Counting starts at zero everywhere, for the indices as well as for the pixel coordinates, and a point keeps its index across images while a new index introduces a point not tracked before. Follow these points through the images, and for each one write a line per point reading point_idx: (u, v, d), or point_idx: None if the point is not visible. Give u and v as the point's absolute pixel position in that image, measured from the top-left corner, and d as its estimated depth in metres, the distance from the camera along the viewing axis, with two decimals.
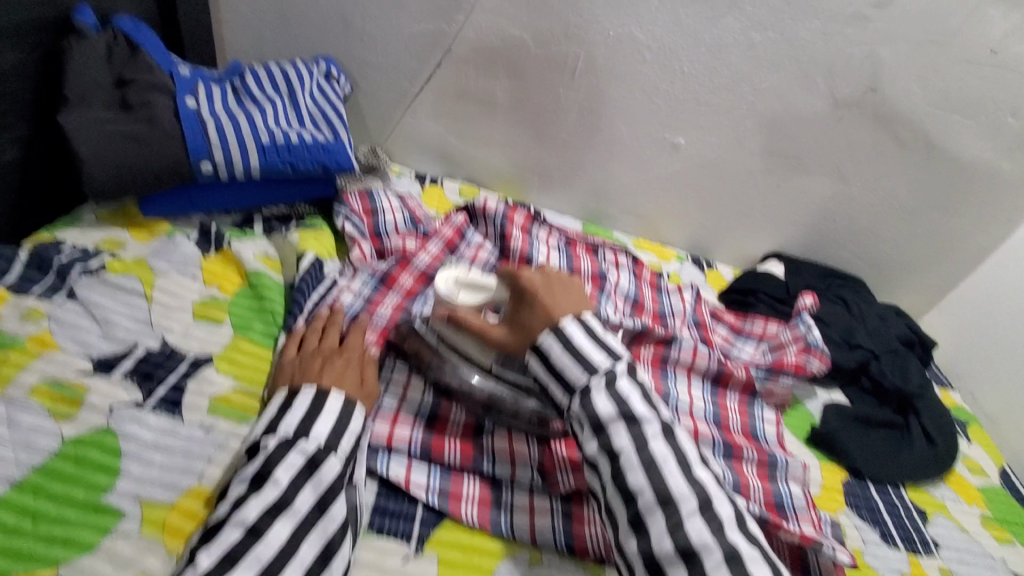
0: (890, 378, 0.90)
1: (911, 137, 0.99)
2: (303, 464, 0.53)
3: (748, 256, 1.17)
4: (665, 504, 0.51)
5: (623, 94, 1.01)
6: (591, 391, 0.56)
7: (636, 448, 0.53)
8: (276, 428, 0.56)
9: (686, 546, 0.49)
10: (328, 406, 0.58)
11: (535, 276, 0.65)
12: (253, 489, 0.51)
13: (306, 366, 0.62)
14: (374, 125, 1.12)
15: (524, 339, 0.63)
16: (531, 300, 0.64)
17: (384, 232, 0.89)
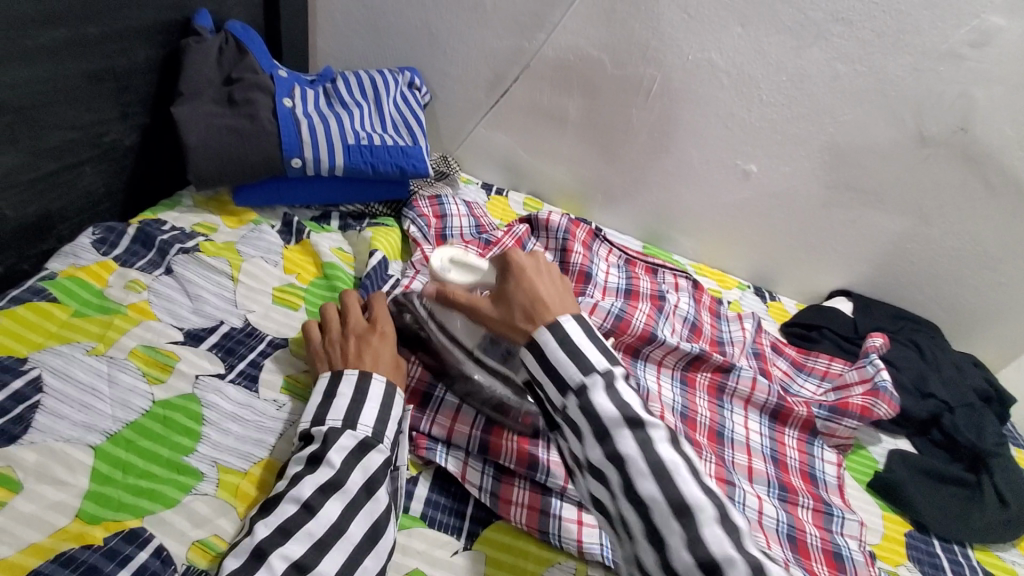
0: (963, 434, 0.85)
1: (1005, 181, 0.93)
2: (353, 446, 0.55)
3: (813, 291, 1.14)
4: (660, 480, 0.47)
5: (697, 118, 1.01)
6: (588, 390, 0.50)
7: (643, 455, 0.48)
8: (324, 416, 0.57)
9: (707, 559, 0.44)
10: (372, 393, 0.59)
11: (525, 256, 0.60)
12: (309, 468, 0.54)
13: (341, 350, 0.63)
14: (448, 135, 1.17)
15: (509, 318, 0.58)
16: (518, 275, 0.58)
17: (449, 235, 0.93)
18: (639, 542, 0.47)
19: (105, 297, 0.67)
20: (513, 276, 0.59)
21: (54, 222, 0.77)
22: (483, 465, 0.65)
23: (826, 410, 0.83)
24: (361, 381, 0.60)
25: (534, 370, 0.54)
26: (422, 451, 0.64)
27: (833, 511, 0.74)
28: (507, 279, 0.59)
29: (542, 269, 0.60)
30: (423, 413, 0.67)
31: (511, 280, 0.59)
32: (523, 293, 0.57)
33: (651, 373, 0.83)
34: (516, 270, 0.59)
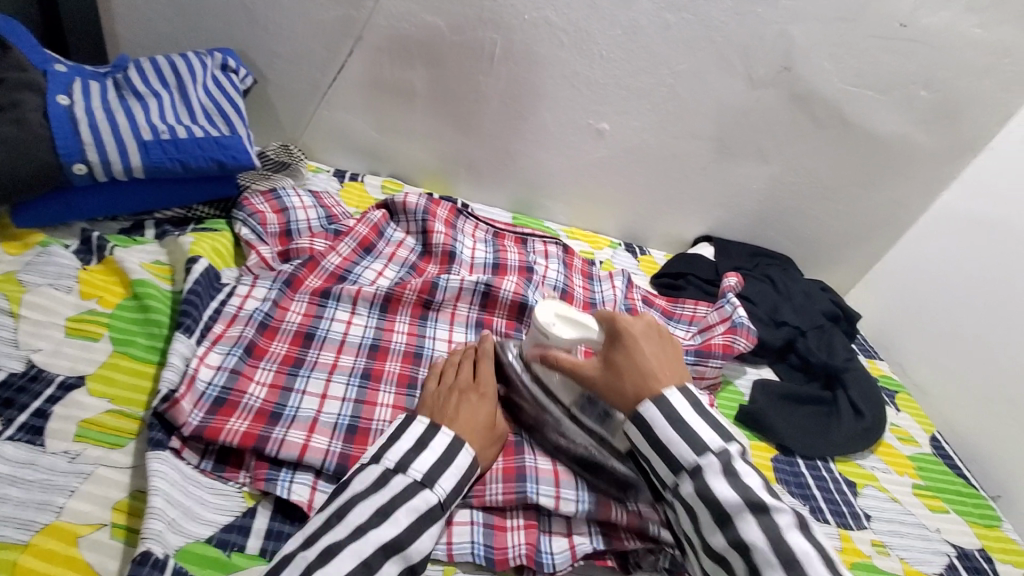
0: (816, 355, 0.91)
1: (827, 115, 1.00)
2: (424, 510, 0.51)
3: (679, 240, 1.18)
4: (754, 509, 0.49)
5: (544, 80, 0.99)
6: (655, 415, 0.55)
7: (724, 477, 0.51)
8: (407, 466, 0.53)
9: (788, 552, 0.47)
10: (458, 461, 0.55)
11: (637, 325, 0.62)
12: (374, 522, 0.49)
13: (441, 402, 0.61)
14: (289, 120, 1.07)
15: (615, 380, 0.59)
16: (625, 343, 0.60)
17: (295, 230, 0.84)
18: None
19: None
20: (622, 344, 0.60)
21: None
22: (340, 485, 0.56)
23: (693, 354, 0.84)
24: (455, 442, 0.56)
25: (639, 444, 0.56)
26: (262, 478, 0.54)
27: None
28: (617, 346, 0.61)
29: (651, 335, 0.62)
30: (274, 427, 0.57)
31: (621, 348, 0.60)
32: (635, 364, 0.59)
33: None
34: (626, 337, 0.61)
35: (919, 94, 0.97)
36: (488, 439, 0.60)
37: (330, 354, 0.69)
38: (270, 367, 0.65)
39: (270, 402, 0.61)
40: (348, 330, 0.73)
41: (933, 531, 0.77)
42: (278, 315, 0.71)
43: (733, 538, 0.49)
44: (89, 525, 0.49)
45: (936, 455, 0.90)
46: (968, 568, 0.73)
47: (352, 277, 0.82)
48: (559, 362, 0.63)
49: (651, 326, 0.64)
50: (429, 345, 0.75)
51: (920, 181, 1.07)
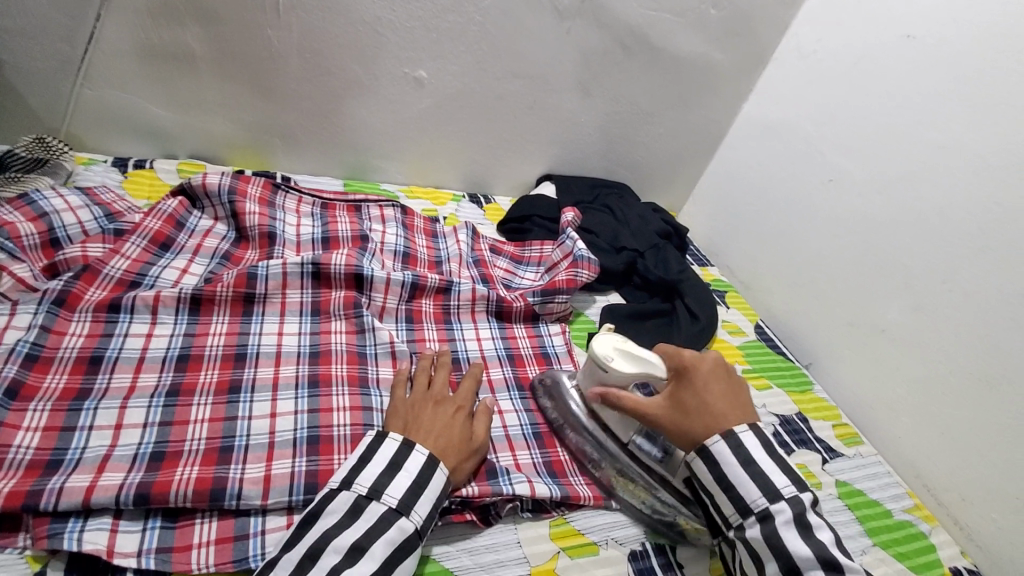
0: (653, 271, 0.98)
1: (634, 41, 1.03)
2: (400, 543, 0.49)
3: (522, 183, 1.18)
4: (785, 500, 0.53)
5: (344, 29, 0.90)
6: (747, 483, 0.55)
7: (764, 481, 0.54)
8: (381, 491, 0.51)
9: (817, 541, 0.51)
10: (433, 483, 0.53)
11: (705, 365, 0.60)
12: (348, 561, 0.47)
13: (417, 411, 0.59)
14: (39, 106, 0.87)
15: (688, 420, 0.58)
16: (696, 382, 0.59)
17: (64, 238, 0.70)
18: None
19: None
20: (690, 385, 0.59)
21: None
22: (145, 521, 0.50)
23: (539, 294, 0.86)
24: (430, 461, 0.54)
25: (702, 476, 0.57)
26: (42, 540, 0.46)
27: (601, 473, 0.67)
28: (685, 385, 0.60)
29: (719, 375, 0.60)
30: (49, 478, 0.49)
31: (691, 389, 0.59)
32: (702, 401, 0.58)
33: None
34: (694, 378, 0.60)
35: (709, 13, 1.04)
36: (466, 451, 0.58)
37: (126, 376, 0.59)
38: (42, 407, 0.54)
39: (45, 450, 0.51)
40: (149, 344, 0.63)
41: (760, 406, 0.87)
42: (53, 344, 0.60)
43: (766, 529, 0.53)
44: None
45: (760, 340, 1.03)
46: (789, 432, 0.85)
47: (149, 281, 0.70)
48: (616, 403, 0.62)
49: (722, 369, 0.61)
50: (255, 339, 0.68)
51: (721, 96, 1.16)
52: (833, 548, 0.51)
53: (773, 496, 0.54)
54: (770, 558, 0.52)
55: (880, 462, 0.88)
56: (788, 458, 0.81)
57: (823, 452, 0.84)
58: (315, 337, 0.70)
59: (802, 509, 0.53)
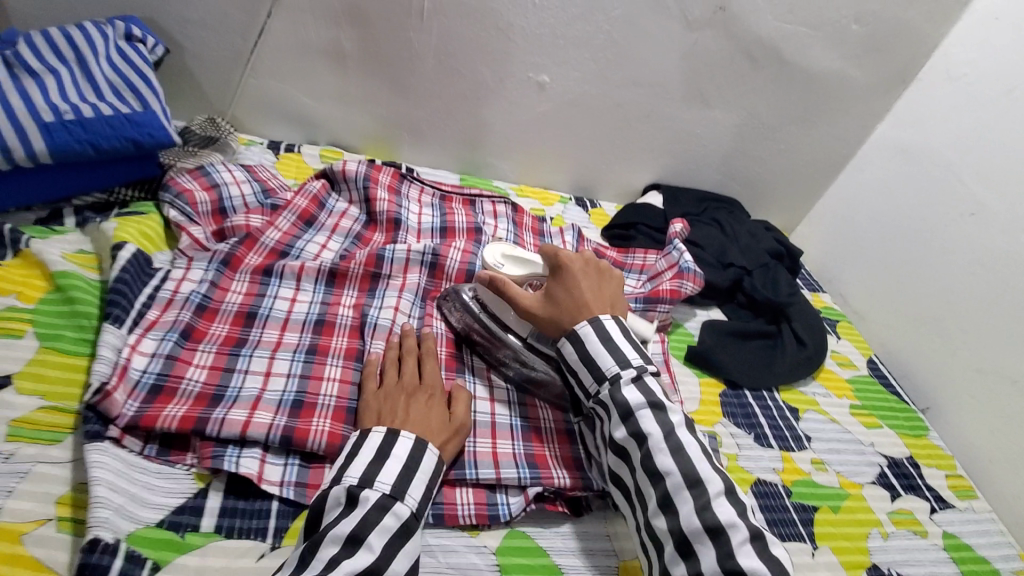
0: (761, 292, 0.95)
1: (763, 54, 1.01)
2: (396, 529, 0.49)
3: (629, 190, 1.18)
4: (655, 410, 0.57)
5: (480, 33, 0.95)
6: (621, 381, 0.59)
7: (646, 396, 0.58)
8: (373, 479, 0.50)
9: (676, 445, 0.55)
10: (423, 465, 0.54)
11: (576, 260, 0.68)
12: (346, 552, 0.46)
13: (392, 400, 0.59)
14: (214, 91, 1.00)
15: (554, 312, 0.65)
16: (566, 277, 0.67)
17: (229, 207, 0.80)
18: (637, 467, 0.56)
19: None
20: (561, 281, 0.67)
21: None
22: (286, 456, 0.57)
23: (641, 301, 0.85)
24: (418, 445, 0.54)
25: (569, 356, 0.63)
26: (207, 461, 0.54)
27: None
28: (558, 281, 0.67)
29: (586, 269, 0.68)
30: (214, 409, 0.57)
31: (560, 283, 0.67)
32: (571, 295, 0.66)
33: None
34: (566, 272, 0.67)
35: (849, 28, 0.99)
36: (446, 431, 0.58)
37: (274, 332, 0.68)
38: (210, 349, 0.64)
39: (211, 384, 0.61)
40: (293, 307, 0.71)
41: (867, 444, 0.83)
42: (219, 297, 0.69)
43: (635, 431, 0.56)
44: (33, 522, 0.47)
45: (873, 376, 0.96)
46: (896, 475, 0.80)
47: (294, 252, 0.79)
48: (504, 291, 0.67)
49: (590, 263, 0.70)
50: (375, 312, 0.73)
51: (853, 115, 1.10)
52: (694, 460, 0.54)
53: (623, 362, 0.60)
54: (613, 411, 0.59)
55: (994, 519, 0.80)
56: (893, 502, 0.76)
57: (932, 501, 0.78)
58: (422, 320, 0.75)
59: (671, 421, 0.57)
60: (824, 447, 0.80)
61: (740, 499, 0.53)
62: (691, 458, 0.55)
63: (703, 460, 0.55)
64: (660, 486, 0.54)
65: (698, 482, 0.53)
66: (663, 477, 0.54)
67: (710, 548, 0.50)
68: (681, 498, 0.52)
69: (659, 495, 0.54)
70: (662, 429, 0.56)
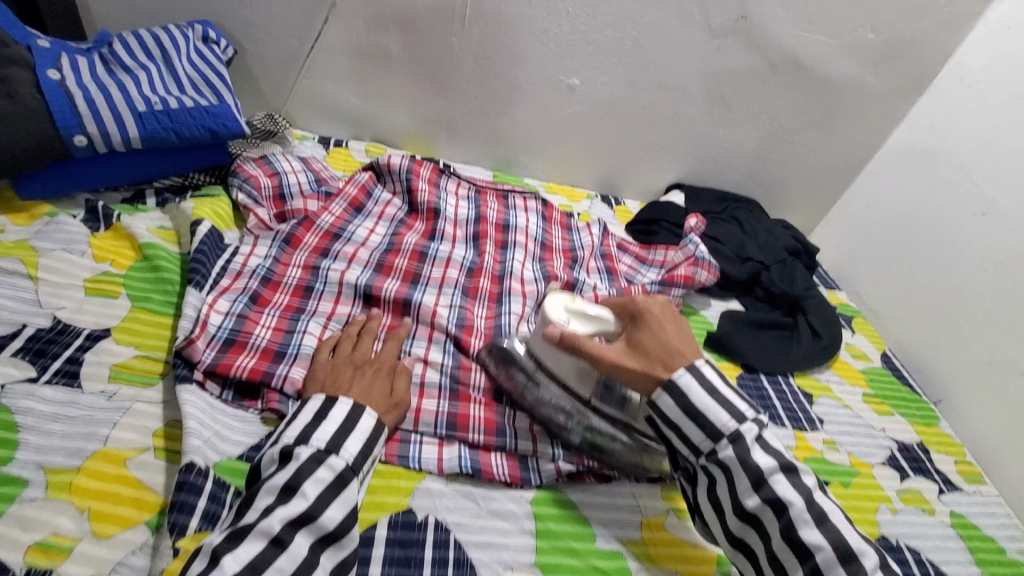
0: (778, 285, 1.00)
1: (783, 61, 1.06)
2: (333, 480, 0.51)
3: (653, 189, 1.24)
4: (784, 470, 0.56)
5: (516, 39, 1.02)
6: (746, 442, 0.56)
7: (772, 456, 0.56)
8: (310, 437, 0.53)
9: (818, 510, 0.54)
10: (361, 425, 0.56)
11: (655, 305, 0.65)
12: (281, 500, 0.49)
13: (338, 372, 0.62)
14: (271, 90, 1.09)
15: (645, 363, 0.61)
16: (651, 324, 0.63)
17: (288, 193, 0.88)
18: (774, 537, 0.54)
19: None
20: (647, 327, 0.63)
21: None
22: None
23: (657, 283, 0.92)
24: (354, 410, 0.57)
25: (669, 413, 0.59)
26: (274, 404, 0.61)
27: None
28: (643, 329, 0.63)
29: (666, 314, 0.64)
30: (278, 364, 0.65)
31: (645, 330, 0.63)
32: (662, 345, 0.61)
33: (516, 303, 0.83)
34: (649, 319, 0.64)
35: (866, 37, 1.04)
36: (390, 403, 0.61)
37: (328, 303, 0.75)
38: (274, 313, 0.71)
39: (275, 342, 0.68)
40: (344, 278, 0.78)
41: (878, 429, 0.87)
42: (280, 271, 0.77)
43: (769, 496, 0.55)
44: (134, 450, 0.54)
45: (886, 368, 1.01)
46: (906, 458, 0.84)
47: (346, 234, 0.86)
48: (581, 346, 0.62)
49: (667, 309, 0.66)
50: (419, 296, 0.78)
51: (871, 121, 1.15)
52: (842, 530, 0.53)
53: (739, 418, 0.58)
54: (741, 475, 0.56)
55: (1000, 503, 0.84)
56: (902, 481, 0.80)
57: (940, 483, 0.82)
58: (462, 311, 0.79)
59: (806, 484, 0.56)
60: (836, 429, 0.85)
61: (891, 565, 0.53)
62: (835, 526, 0.54)
63: (846, 526, 0.54)
64: (805, 558, 0.53)
65: (853, 555, 0.52)
66: (813, 551, 0.52)
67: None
68: (835, 571, 0.51)
69: (801, 559, 0.53)
70: (799, 494, 0.55)
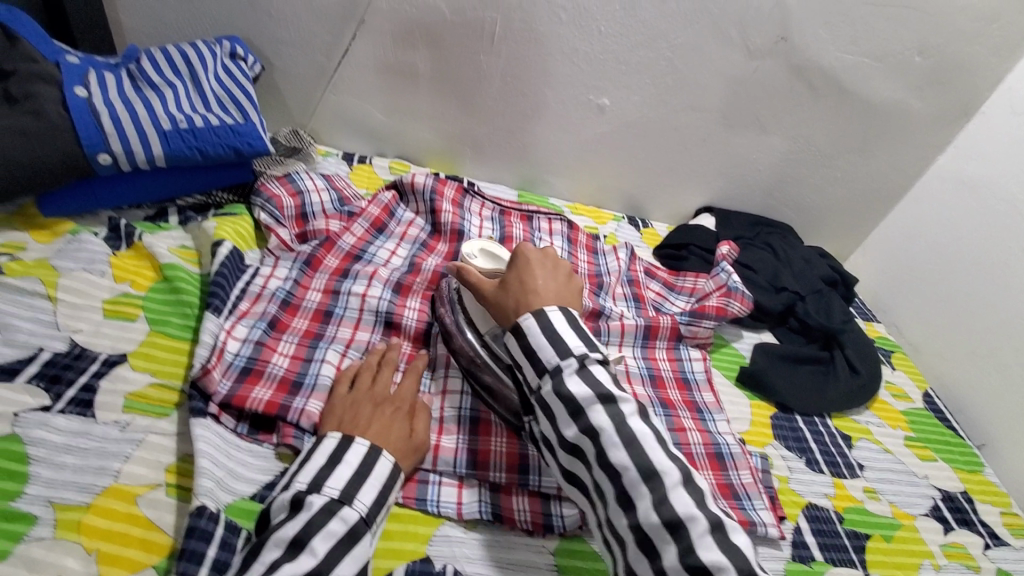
0: (814, 317, 0.95)
1: (823, 84, 1.02)
2: (344, 534, 0.49)
3: (682, 212, 1.20)
4: (605, 401, 0.54)
5: (546, 58, 1.00)
6: (563, 373, 0.55)
7: (614, 425, 0.53)
8: (322, 484, 0.51)
9: (647, 467, 0.51)
10: (377, 470, 0.54)
11: (535, 252, 0.66)
12: (288, 555, 0.47)
13: (356, 410, 0.60)
14: (297, 105, 1.08)
15: (506, 301, 0.63)
16: (523, 269, 0.64)
17: (311, 212, 0.86)
18: (592, 464, 0.53)
19: None
20: (517, 268, 0.65)
21: None
22: None
23: (687, 315, 0.87)
24: (369, 452, 0.55)
25: (513, 350, 0.59)
26: (289, 439, 0.59)
27: (746, 504, 0.69)
28: (514, 270, 0.65)
29: (545, 263, 0.66)
30: (294, 397, 0.63)
31: (514, 271, 0.65)
32: (523, 285, 0.63)
33: None
34: (521, 263, 0.65)
35: (911, 62, 1.00)
36: (409, 446, 0.59)
37: (347, 330, 0.73)
38: (292, 340, 0.69)
39: (293, 371, 0.66)
40: (364, 302, 0.76)
41: (919, 476, 0.82)
42: (300, 294, 0.75)
43: (594, 436, 0.53)
44: (146, 486, 0.53)
45: (927, 410, 0.95)
46: (951, 509, 0.79)
47: (366, 256, 0.84)
48: (466, 279, 0.67)
49: (549, 257, 0.67)
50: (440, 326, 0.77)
51: (914, 146, 1.10)
52: (670, 488, 0.50)
53: (565, 352, 0.57)
54: (560, 409, 0.54)
55: None
56: (946, 535, 0.75)
57: (985, 537, 0.77)
58: None
59: (622, 412, 0.54)
60: (875, 476, 0.80)
61: (729, 537, 0.48)
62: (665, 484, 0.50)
63: (679, 491, 0.50)
64: (642, 542, 0.49)
65: (677, 520, 0.48)
66: (619, 473, 0.51)
67: (671, 543, 0.48)
68: (662, 538, 0.48)
69: (637, 542, 0.50)
70: (615, 426, 0.53)
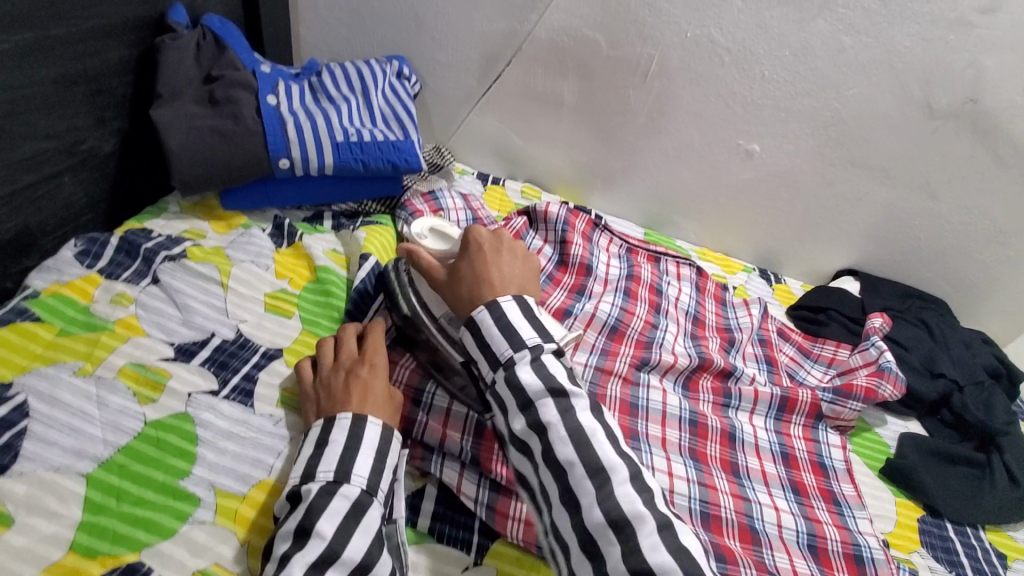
0: (972, 412, 0.84)
1: (1012, 153, 0.91)
2: (347, 510, 0.49)
3: (819, 271, 1.11)
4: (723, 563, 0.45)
5: (695, 98, 0.97)
6: (515, 365, 0.53)
7: (563, 421, 0.50)
8: (314, 471, 0.50)
9: (617, 515, 0.46)
10: (367, 439, 0.53)
11: (485, 236, 0.63)
12: (297, 545, 0.46)
13: (329, 388, 0.58)
14: (441, 123, 1.12)
15: (463, 292, 0.60)
16: (476, 255, 0.61)
17: None
18: (539, 462, 0.50)
19: (91, 313, 0.63)
20: (470, 255, 0.61)
21: (36, 237, 0.71)
22: (480, 476, 0.60)
23: (830, 392, 0.80)
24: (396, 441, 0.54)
25: (469, 346, 0.56)
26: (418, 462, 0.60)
27: None
28: (465, 256, 0.61)
29: (500, 247, 0.62)
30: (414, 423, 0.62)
31: (469, 260, 0.61)
32: (478, 273, 0.60)
33: (654, 380, 0.76)
34: (476, 248, 0.61)
35: None
36: (393, 407, 0.58)
37: None
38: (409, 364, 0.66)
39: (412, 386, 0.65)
40: None
41: None
42: None
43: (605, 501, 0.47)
44: None
45: None
46: None
47: None
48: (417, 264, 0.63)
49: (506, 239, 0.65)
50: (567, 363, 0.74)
51: None
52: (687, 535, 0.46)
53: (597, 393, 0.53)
54: (518, 414, 0.52)
55: None
56: None
57: None
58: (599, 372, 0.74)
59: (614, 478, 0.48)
60: None
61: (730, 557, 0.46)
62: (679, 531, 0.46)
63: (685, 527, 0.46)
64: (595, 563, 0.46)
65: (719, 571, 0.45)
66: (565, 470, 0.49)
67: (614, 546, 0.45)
68: None
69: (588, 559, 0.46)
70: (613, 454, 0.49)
